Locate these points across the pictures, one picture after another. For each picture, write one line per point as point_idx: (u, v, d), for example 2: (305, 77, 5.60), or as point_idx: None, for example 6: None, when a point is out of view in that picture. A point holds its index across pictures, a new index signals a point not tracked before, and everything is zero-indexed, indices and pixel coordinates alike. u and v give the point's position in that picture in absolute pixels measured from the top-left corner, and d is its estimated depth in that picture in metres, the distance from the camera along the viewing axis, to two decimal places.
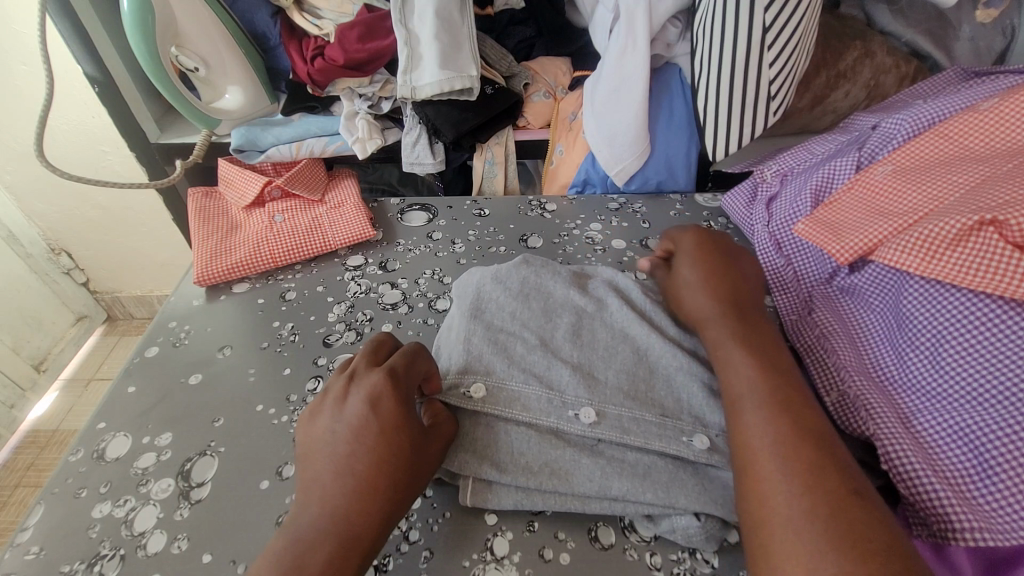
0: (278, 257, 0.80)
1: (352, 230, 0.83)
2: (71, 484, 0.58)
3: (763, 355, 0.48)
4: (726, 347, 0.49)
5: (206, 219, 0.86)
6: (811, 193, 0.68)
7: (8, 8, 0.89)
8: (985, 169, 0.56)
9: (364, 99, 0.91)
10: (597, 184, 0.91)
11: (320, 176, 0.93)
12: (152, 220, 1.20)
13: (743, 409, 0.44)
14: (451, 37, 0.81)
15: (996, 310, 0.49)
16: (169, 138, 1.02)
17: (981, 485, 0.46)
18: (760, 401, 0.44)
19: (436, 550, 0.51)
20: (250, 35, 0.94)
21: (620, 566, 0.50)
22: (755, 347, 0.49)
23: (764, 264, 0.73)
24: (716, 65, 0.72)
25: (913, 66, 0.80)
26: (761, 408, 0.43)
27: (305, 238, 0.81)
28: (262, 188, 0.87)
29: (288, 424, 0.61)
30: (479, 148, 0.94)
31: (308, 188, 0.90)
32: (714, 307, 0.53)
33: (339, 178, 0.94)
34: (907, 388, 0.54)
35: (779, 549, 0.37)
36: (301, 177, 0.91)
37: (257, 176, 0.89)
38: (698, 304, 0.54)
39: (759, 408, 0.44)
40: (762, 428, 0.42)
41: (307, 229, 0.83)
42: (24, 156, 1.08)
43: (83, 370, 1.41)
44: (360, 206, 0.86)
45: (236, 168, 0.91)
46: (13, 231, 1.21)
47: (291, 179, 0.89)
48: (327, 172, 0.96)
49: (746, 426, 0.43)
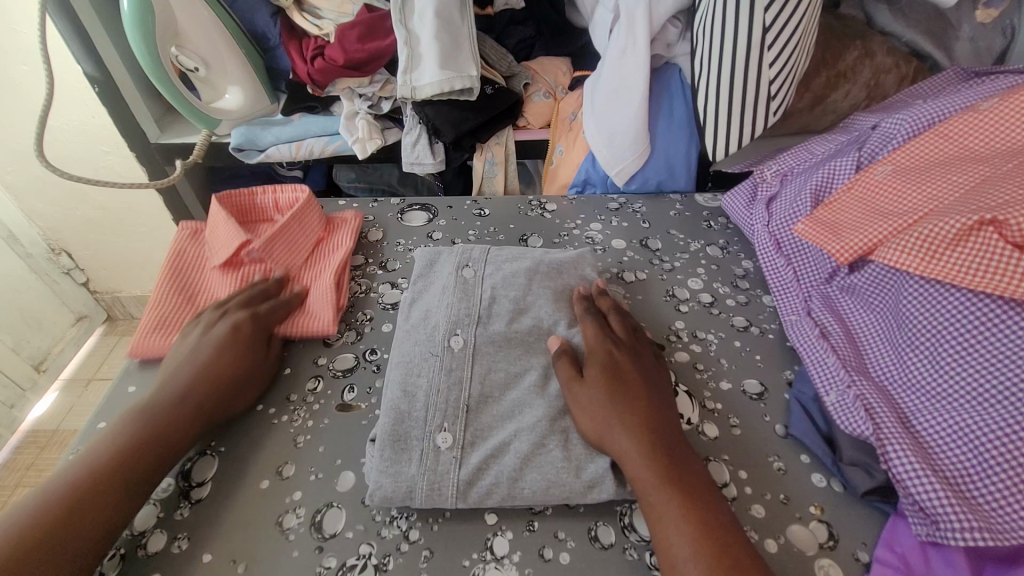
0: None
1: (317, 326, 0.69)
2: None
3: (616, 372, 0.55)
4: (617, 433, 0.51)
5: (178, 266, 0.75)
6: (811, 193, 0.68)
7: (9, 9, 0.89)
8: (984, 169, 0.56)
9: (364, 99, 0.91)
10: (597, 184, 0.91)
11: (311, 224, 0.79)
12: (151, 219, 1.19)
13: (615, 441, 0.50)
14: (451, 37, 0.81)
15: (996, 310, 0.49)
16: (169, 138, 1.03)
17: (978, 482, 0.47)
18: (693, 549, 0.43)
19: (437, 549, 0.51)
20: (251, 35, 0.94)
21: (620, 566, 0.49)
22: (611, 370, 0.55)
23: (764, 264, 0.73)
24: (716, 65, 0.72)
25: (914, 66, 0.80)
26: (686, 524, 0.45)
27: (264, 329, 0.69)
28: (239, 245, 0.74)
29: (288, 423, 0.61)
30: (479, 148, 0.95)
31: (289, 249, 0.76)
32: (612, 410, 0.52)
33: (333, 234, 0.82)
34: (907, 388, 0.54)
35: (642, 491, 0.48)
36: (284, 231, 0.76)
37: (236, 228, 0.75)
38: (602, 418, 0.52)
39: (682, 519, 0.45)
40: (622, 438, 0.50)
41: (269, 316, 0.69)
42: (23, 156, 1.08)
43: (83, 370, 1.40)
44: (337, 289, 0.72)
45: (217, 211, 0.77)
46: (13, 231, 1.21)
47: (272, 237, 0.74)
48: (326, 218, 0.83)
49: (673, 552, 0.44)
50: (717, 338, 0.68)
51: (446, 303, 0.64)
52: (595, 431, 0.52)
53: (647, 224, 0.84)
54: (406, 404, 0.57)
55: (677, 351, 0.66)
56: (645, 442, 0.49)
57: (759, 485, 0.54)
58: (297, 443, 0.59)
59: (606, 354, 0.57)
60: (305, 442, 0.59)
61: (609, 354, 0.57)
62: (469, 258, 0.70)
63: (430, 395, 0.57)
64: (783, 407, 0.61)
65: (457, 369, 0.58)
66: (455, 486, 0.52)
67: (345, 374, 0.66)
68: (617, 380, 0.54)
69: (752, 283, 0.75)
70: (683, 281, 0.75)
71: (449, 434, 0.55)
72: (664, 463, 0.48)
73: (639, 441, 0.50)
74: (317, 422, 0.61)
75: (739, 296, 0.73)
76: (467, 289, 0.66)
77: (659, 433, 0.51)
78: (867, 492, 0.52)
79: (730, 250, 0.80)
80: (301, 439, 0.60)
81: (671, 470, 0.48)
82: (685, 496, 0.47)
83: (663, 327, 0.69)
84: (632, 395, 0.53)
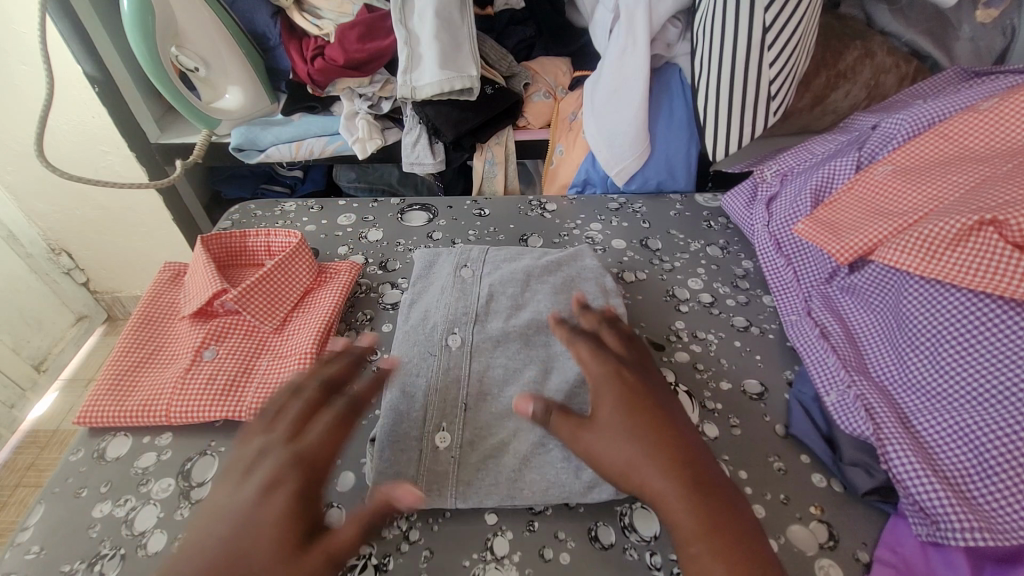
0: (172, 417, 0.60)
1: None
2: (71, 484, 0.58)
3: (630, 396, 0.49)
4: (651, 475, 0.45)
5: (151, 317, 0.70)
6: (811, 193, 0.68)
7: (9, 9, 0.89)
8: (984, 169, 0.56)
9: (364, 99, 0.92)
10: (597, 184, 0.91)
11: (296, 282, 0.72)
12: (151, 219, 1.19)
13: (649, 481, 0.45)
14: (451, 37, 0.81)
15: (996, 310, 0.49)
16: (169, 138, 1.04)
17: (977, 482, 0.47)
18: None
19: (437, 550, 0.51)
20: (251, 35, 0.94)
21: (620, 566, 0.49)
22: (627, 397, 0.49)
23: (764, 264, 0.73)
24: (716, 65, 0.72)
25: (914, 66, 0.80)
26: None
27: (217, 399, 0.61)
28: (214, 296, 0.68)
29: None
30: (479, 148, 0.95)
31: (270, 300, 0.69)
32: (640, 447, 0.46)
33: (314, 296, 0.72)
34: (907, 388, 0.54)
35: (687, 542, 0.43)
36: (267, 279, 0.69)
37: (214, 279, 0.69)
38: (627, 455, 0.46)
39: (731, 575, 0.41)
40: (659, 479, 0.44)
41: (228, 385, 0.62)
42: (23, 156, 1.08)
43: (83, 370, 1.40)
44: (311, 356, 0.63)
45: (202, 257, 0.73)
46: (13, 231, 1.21)
47: (248, 291, 0.67)
48: (320, 269, 0.76)
49: None
50: (717, 339, 0.68)
51: (444, 302, 0.65)
52: (614, 468, 0.46)
53: (647, 224, 0.84)
54: (406, 404, 0.57)
55: (677, 351, 0.66)
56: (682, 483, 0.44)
57: (760, 485, 0.54)
58: None
59: (612, 375, 0.51)
60: None
61: (617, 373, 0.51)
62: (469, 257, 0.71)
63: (431, 395, 0.57)
64: (782, 406, 0.61)
65: (456, 368, 0.59)
66: (455, 486, 0.52)
67: None
68: (638, 407, 0.48)
69: (752, 283, 0.75)
70: (683, 281, 0.75)
71: (447, 434, 0.55)
72: (705, 507, 0.43)
73: (675, 480, 0.44)
74: None
75: (739, 296, 0.73)
76: (465, 288, 0.66)
77: (695, 468, 0.46)
78: (867, 492, 0.52)
79: (730, 250, 0.80)
80: None
81: (713, 519, 0.43)
82: (731, 549, 0.42)
83: (664, 328, 0.69)
84: (655, 423, 0.47)
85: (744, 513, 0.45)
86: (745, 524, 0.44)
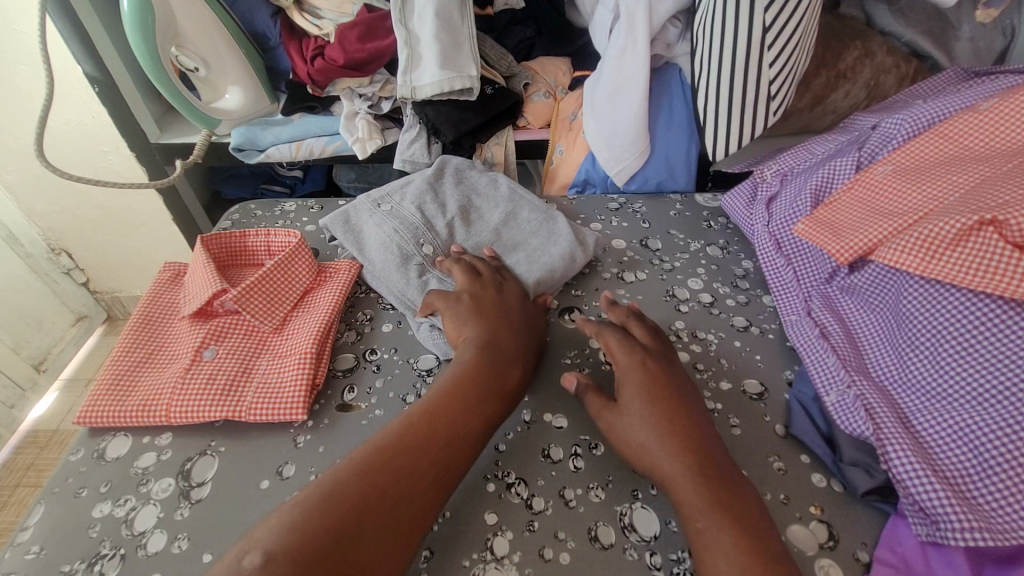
0: (172, 416, 0.60)
1: (275, 405, 0.60)
2: (71, 484, 0.58)
3: (653, 383, 0.55)
4: (659, 458, 0.50)
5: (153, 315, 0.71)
6: (811, 193, 0.68)
7: (10, 8, 0.89)
8: (985, 168, 0.56)
9: (364, 99, 0.91)
10: (597, 184, 0.91)
11: (297, 279, 0.72)
12: (151, 219, 1.19)
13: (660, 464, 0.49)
14: (451, 37, 0.81)
15: (996, 310, 0.49)
16: (168, 138, 1.03)
17: (977, 482, 0.47)
18: None
19: (437, 550, 0.51)
20: (251, 35, 0.94)
21: (620, 566, 0.49)
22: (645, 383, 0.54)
23: (764, 264, 0.73)
24: (716, 64, 0.72)
25: (914, 66, 0.80)
26: (738, 552, 0.43)
27: (218, 397, 0.61)
28: (213, 296, 0.68)
29: (288, 423, 0.61)
30: (479, 148, 0.94)
31: (269, 300, 0.69)
32: (652, 430, 0.51)
33: (315, 295, 0.72)
34: (907, 388, 0.54)
35: (691, 517, 0.46)
36: (267, 279, 0.69)
37: (214, 278, 0.69)
38: (641, 437, 0.51)
39: (735, 548, 0.44)
40: (664, 458, 0.49)
41: (228, 383, 0.62)
42: (23, 155, 1.08)
43: (83, 371, 1.40)
44: (311, 356, 0.64)
45: (201, 258, 0.73)
46: (13, 231, 1.21)
47: (248, 290, 0.68)
48: (320, 266, 0.76)
49: None
50: (718, 339, 0.68)
51: (392, 229, 0.76)
52: (628, 447, 0.52)
53: (647, 224, 0.84)
54: None
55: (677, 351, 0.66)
56: (688, 464, 0.48)
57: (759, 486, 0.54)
58: (297, 443, 0.59)
59: (637, 367, 0.56)
60: (306, 442, 0.59)
61: (638, 365, 0.56)
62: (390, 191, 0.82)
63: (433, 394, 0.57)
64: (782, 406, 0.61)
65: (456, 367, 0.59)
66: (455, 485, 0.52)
67: (345, 374, 0.66)
68: (656, 390, 0.54)
69: (752, 283, 0.75)
70: (683, 281, 0.75)
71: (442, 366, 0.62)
72: (711, 487, 0.47)
73: (679, 460, 0.49)
74: (317, 423, 0.61)
75: (739, 296, 0.73)
76: (395, 212, 0.78)
77: (705, 452, 0.50)
78: (867, 491, 0.52)
79: (729, 250, 0.80)
80: (301, 439, 0.60)
81: (717, 495, 0.47)
82: (735, 522, 0.45)
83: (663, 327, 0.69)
84: (665, 410, 0.53)
85: (750, 494, 0.48)
86: (748, 504, 0.47)
